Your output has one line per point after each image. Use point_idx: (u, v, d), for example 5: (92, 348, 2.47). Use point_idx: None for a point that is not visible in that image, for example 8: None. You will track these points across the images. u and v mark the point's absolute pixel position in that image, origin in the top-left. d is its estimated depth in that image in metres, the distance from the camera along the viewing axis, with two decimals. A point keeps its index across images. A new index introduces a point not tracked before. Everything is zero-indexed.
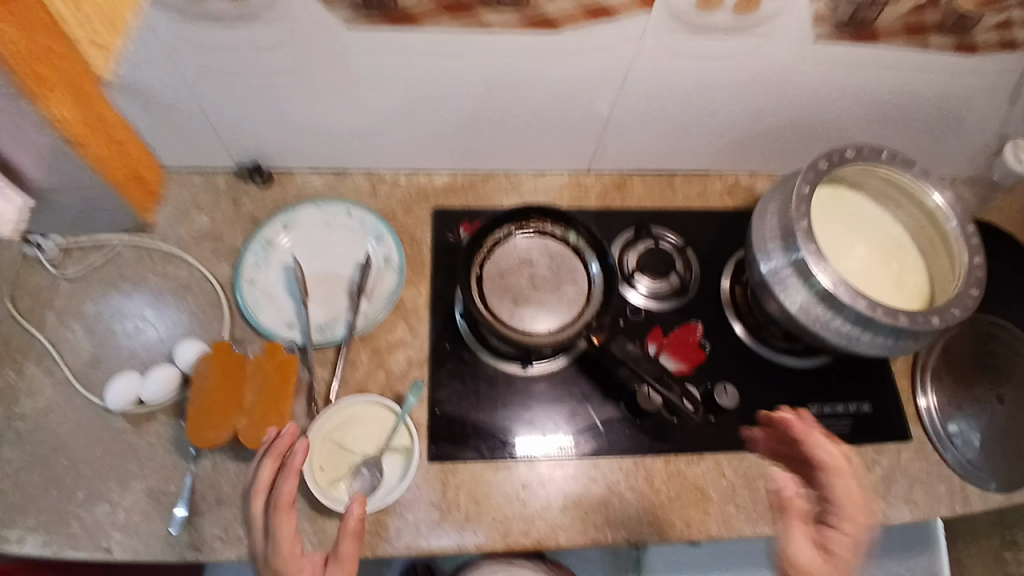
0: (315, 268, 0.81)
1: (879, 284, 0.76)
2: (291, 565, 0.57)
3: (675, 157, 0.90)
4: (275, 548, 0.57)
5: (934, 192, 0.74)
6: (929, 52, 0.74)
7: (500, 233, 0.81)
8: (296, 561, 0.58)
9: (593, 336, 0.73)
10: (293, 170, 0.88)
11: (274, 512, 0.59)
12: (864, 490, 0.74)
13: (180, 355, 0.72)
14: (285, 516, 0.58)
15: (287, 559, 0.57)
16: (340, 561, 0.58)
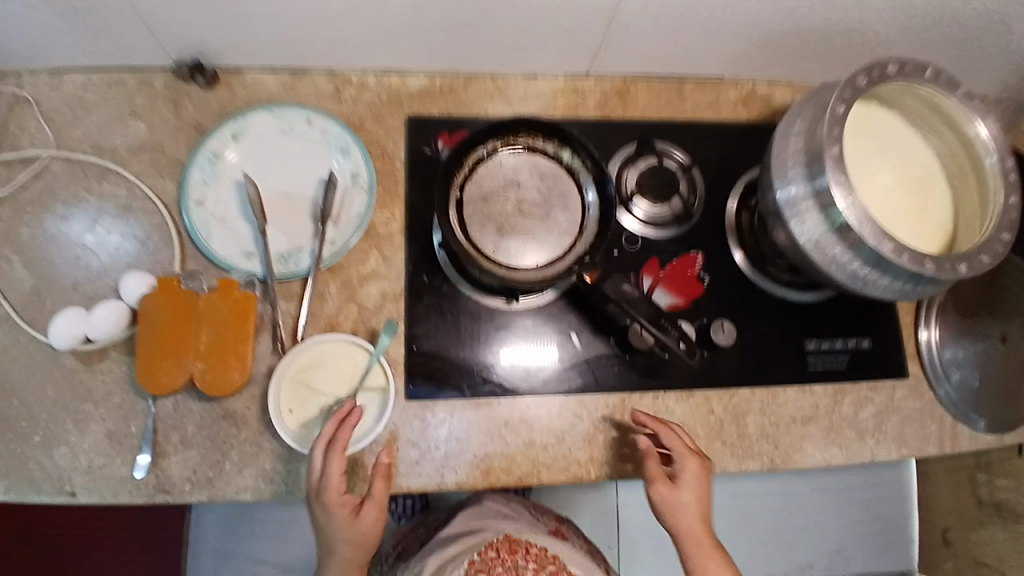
0: (274, 188, 0.71)
1: (903, 216, 0.69)
2: (337, 502, 0.60)
3: (687, 60, 0.78)
4: (326, 485, 0.59)
5: (979, 122, 0.66)
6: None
7: (483, 149, 0.71)
8: (342, 498, 0.60)
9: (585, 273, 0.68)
10: (242, 68, 0.75)
11: (331, 450, 0.60)
12: (851, 428, 0.73)
13: (126, 288, 0.65)
14: (340, 456, 0.60)
15: (335, 496, 0.59)
16: (376, 503, 0.62)
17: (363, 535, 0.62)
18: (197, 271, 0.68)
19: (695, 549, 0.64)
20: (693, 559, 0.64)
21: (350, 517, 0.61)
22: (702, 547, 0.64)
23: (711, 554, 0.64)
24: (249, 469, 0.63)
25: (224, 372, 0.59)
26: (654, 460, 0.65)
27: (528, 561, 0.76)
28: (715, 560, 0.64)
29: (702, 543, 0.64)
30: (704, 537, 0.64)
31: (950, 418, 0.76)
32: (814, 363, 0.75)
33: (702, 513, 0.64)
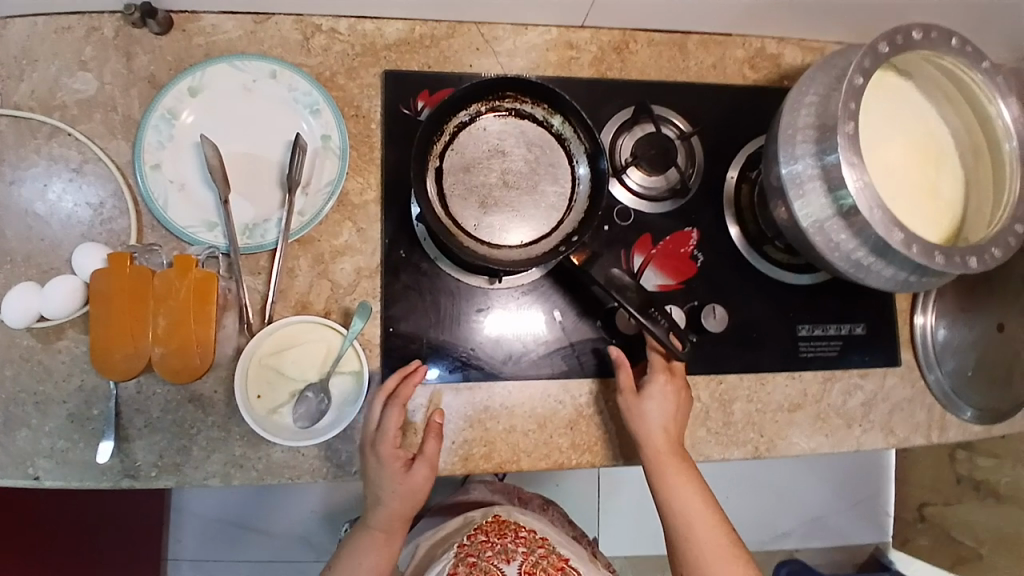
0: (236, 150, 0.65)
1: (911, 196, 0.63)
2: (390, 454, 0.60)
3: (694, 12, 0.71)
4: (381, 436, 0.60)
5: (1002, 101, 0.61)
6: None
7: (465, 115, 0.65)
8: (396, 451, 0.60)
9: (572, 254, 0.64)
10: (199, 10, 0.67)
11: (391, 403, 0.61)
12: (838, 415, 0.72)
13: (79, 263, 0.61)
14: (398, 410, 0.60)
15: (388, 448, 0.60)
16: (427, 460, 0.61)
17: (412, 490, 0.61)
18: (156, 243, 0.64)
19: (660, 461, 0.63)
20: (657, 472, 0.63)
21: (401, 471, 0.60)
22: (665, 458, 0.63)
23: (676, 467, 0.63)
24: (218, 453, 0.61)
25: (185, 357, 0.55)
26: (624, 376, 0.65)
27: (518, 544, 0.77)
28: (678, 471, 0.63)
29: (665, 455, 0.63)
30: (667, 449, 0.63)
31: (939, 407, 0.75)
32: (805, 349, 0.73)
33: (664, 425, 0.63)
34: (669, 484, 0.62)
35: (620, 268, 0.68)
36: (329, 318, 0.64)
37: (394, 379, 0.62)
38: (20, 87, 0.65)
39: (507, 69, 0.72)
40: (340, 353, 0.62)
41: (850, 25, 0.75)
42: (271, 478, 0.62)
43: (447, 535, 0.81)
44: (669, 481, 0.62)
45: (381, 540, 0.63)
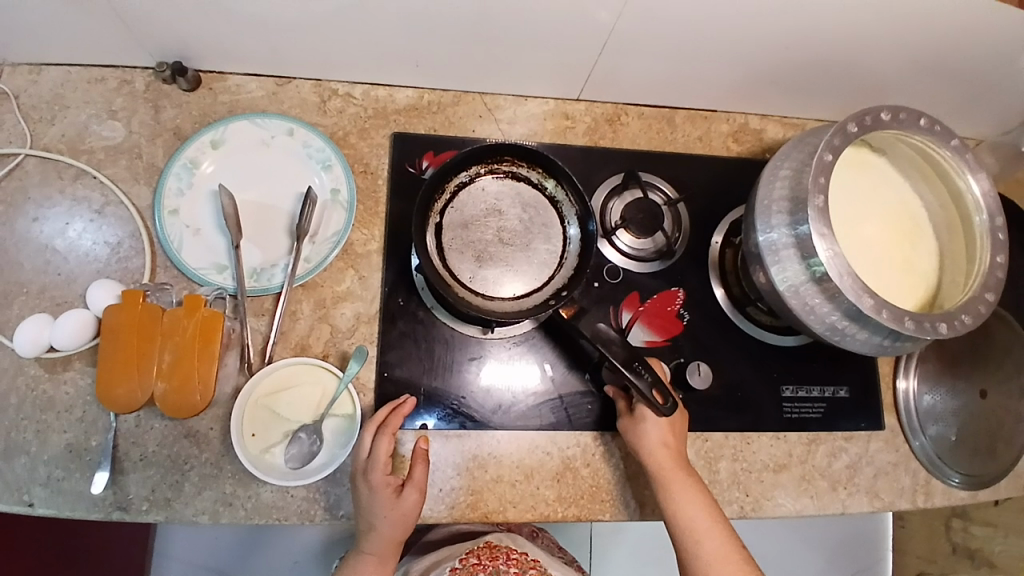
0: (250, 199, 0.70)
1: (886, 266, 0.67)
2: (382, 482, 0.60)
3: (682, 88, 0.77)
4: (372, 465, 0.60)
5: (972, 177, 0.65)
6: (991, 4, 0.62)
7: (465, 175, 0.70)
8: (387, 479, 0.60)
9: (561, 308, 0.67)
10: (226, 71, 0.74)
11: (381, 432, 0.61)
12: (822, 477, 0.73)
13: (92, 298, 0.64)
14: (388, 439, 0.61)
15: (380, 476, 0.60)
16: (416, 486, 0.61)
17: (403, 516, 0.61)
18: (167, 282, 0.67)
19: (667, 474, 0.64)
20: (665, 485, 0.64)
21: (392, 497, 0.60)
22: (670, 472, 0.64)
23: (682, 481, 0.64)
24: (208, 491, 0.63)
25: (185, 393, 0.57)
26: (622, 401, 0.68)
27: (509, 566, 0.80)
28: (682, 484, 0.64)
29: (673, 469, 0.64)
30: (672, 462, 0.64)
31: (924, 472, 0.75)
32: (788, 410, 0.74)
33: (664, 440, 0.65)
34: (676, 496, 0.63)
35: (608, 323, 0.71)
36: (326, 361, 0.66)
37: (384, 409, 0.63)
38: (55, 133, 0.71)
39: (507, 135, 0.78)
40: (334, 395, 0.64)
41: (825, 104, 0.82)
42: (259, 519, 0.63)
43: (437, 560, 0.81)
44: (677, 494, 0.63)
45: (374, 563, 0.63)
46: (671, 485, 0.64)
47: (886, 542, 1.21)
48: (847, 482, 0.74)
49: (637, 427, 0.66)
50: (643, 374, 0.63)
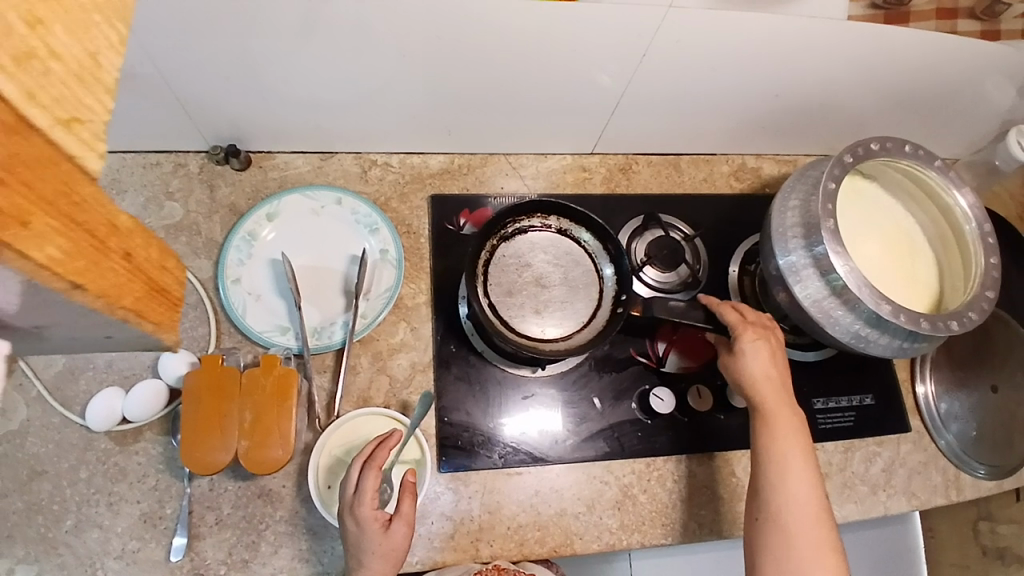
0: (306, 263, 0.75)
1: (894, 278, 0.74)
2: (369, 516, 0.58)
3: (685, 136, 0.86)
4: (358, 500, 0.58)
5: (958, 193, 0.73)
6: (956, 37, 0.73)
7: (510, 228, 0.74)
8: (374, 513, 0.58)
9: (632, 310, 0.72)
10: (273, 151, 0.80)
11: (368, 466, 0.59)
12: (860, 482, 0.78)
13: (164, 366, 0.67)
14: (376, 472, 0.59)
15: (367, 510, 0.58)
16: (405, 519, 0.60)
17: (394, 550, 0.59)
18: (233, 346, 0.71)
19: (772, 398, 0.66)
20: (763, 409, 0.65)
21: (381, 532, 0.58)
22: (774, 396, 0.65)
23: (784, 409, 0.65)
24: (284, 548, 0.65)
25: (266, 448, 0.60)
26: (722, 342, 0.71)
27: None
28: (785, 417, 0.65)
29: (775, 401, 0.65)
30: (775, 392, 0.66)
31: (953, 468, 0.81)
32: (821, 421, 0.79)
33: (775, 369, 0.67)
34: (775, 429, 0.64)
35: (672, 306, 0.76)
36: (391, 409, 0.70)
37: (372, 442, 0.62)
38: None
39: (532, 188, 0.85)
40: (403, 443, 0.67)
41: (811, 141, 0.92)
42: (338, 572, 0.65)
43: None
44: (778, 427, 0.64)
45: None
46: (772, 413, 0.65)
47: (918, 542, 1.15)
48: (884, 485, 0.78)
49: (748, 356, 0.67)
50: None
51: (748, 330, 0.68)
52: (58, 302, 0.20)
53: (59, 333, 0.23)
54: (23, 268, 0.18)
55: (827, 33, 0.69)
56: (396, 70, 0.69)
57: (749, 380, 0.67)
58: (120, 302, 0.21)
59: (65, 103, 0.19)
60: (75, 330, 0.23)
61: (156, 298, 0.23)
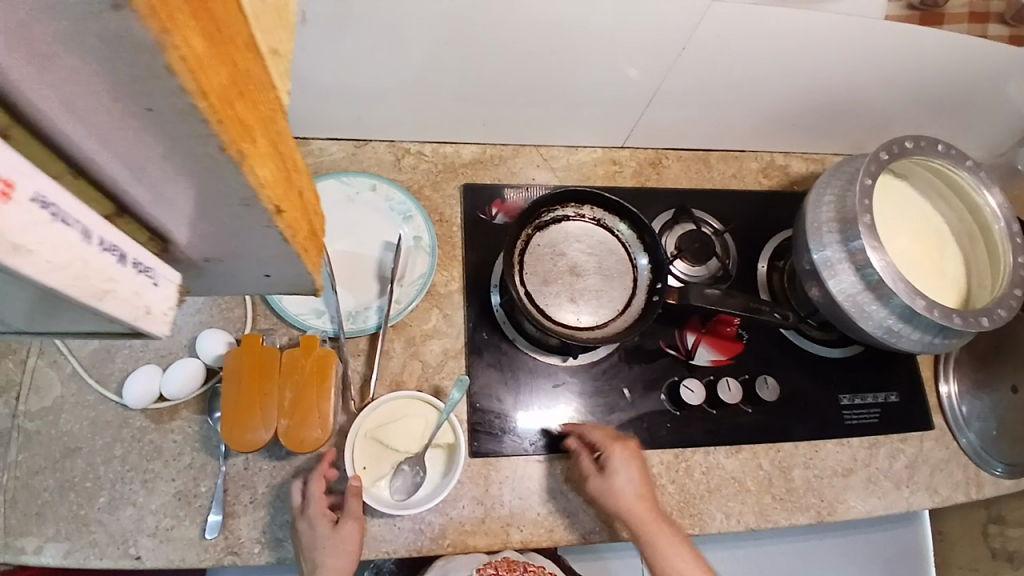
0: (341, 248, 0.76)
1: (922, 275, 0.75)
2: (317, 513, 0.61)
3: (715, 133, 0.87)
4: (306, 503, 0.62)
5: (988, 192, 0.74)
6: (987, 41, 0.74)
7: (546, 216, 0.75)
8: (323, 511, 0.61)
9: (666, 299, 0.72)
10: (308, 137, 0.81)
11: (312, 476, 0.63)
12: (885, 478, 0.78)
13: (202, 346, 0.68)
14: (320, 479, 0.63)
15: (315, 509, 0.61)
16: (352, 515, 0.62)
17: (345, 545, 0.61)
18: (269, 329, 0.71)
19: (646, 522, 0.64)
20: (645, 535, 0.64)
21: (330, 528, 0.61)
22: (651, 517, 0.64)
23: (662, 523, 0.64)
24: None
25: (306, 428, 0.60)
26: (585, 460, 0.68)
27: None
28: (666, 532, 0.64)
29: (652, 520, 0.64)
30: (649, 510, 0.65)
31: (974, 466, 0.82)
32: (846, 416, 0.80)
33: (643, 488, 0.65)
34: (664, 551, 0.63)
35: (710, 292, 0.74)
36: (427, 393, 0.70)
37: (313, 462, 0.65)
38: None
39: (562, 180, 0.85)
40: (438, 427, 0.67)
41: (838, 139, 0.93)
42: (369, 554, 0.65)
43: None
44: (666, 549, 0.63)
45: None
46: (655, 535, 0.63)
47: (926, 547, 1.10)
48: (908, 481, 0.79)
49: (612, 487, 0.65)
50: (773, 315, 0.72)
51: (613, 455, 0.67)
52: (252, 223, 0.26)
53: (229, 264, 0.30)
54: (253, 183, 0.24)
55: (864, 33, 0.70)
56: (434, 62, 0.69)
57: (622, 509, 0.64)
58: (301, 239, 0.29)
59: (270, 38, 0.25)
60: (240, 263, 0.30)
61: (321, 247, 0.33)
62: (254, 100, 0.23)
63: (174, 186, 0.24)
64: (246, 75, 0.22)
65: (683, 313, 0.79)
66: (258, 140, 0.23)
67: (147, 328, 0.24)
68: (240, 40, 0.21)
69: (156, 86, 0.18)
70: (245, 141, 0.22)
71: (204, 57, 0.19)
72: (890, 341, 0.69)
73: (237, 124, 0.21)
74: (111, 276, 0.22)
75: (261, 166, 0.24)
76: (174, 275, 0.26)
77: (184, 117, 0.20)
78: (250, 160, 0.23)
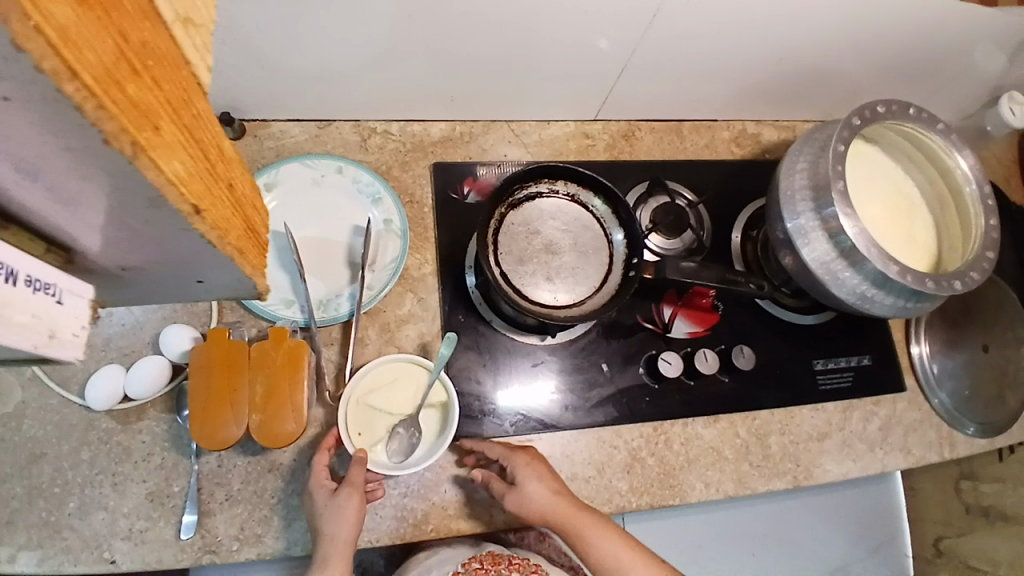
0: (309, 235, 0.73)
1: (895, 240, 0.75)
2: (316, 483, 0.61)
3: (688, 103, 0.86)
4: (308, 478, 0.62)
5: (959, 155, 0.74)
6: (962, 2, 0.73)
7: (519, 194, 0.74)
8: (322, 480, 0.61)
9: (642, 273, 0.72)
10: (268, 119, 0.77)
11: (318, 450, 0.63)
12: (859, 440, 0.80)
13: (167, 342, 0.65)
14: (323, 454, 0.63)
15: (316, 479, 0.61)
16: (351, 482, 0.60)
17: (342, 514, 0.58)
18: (237, 321, 0.69)
19: (566, 523, 0.63)
20: (572, 532, 0.63)
21: (327, 495, 0.60)
22: (573, 514, 0.64)
23: (585, 514, 0.64)
24: (298, 522, 0.65)
25: (280, 422, 0.59)
26: (492, 478, 0.66)
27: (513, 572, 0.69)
28: (592, 522, 0.64)
29: (575, 515, 0.64)
30: (569, 505, 0.64)
31: (946, 426, 0.84)
32: (821, 382, 0.81)
33: (555, 487, 0.64)
34: (595, 542, 0.63)
35: (688, 264, 0.74)
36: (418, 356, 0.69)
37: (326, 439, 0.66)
38: None
39: (534, 156, 0.84)
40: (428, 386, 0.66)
41: (808, 106, 0.92)
42: None
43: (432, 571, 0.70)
44: (597, 540, 0.63)
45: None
46: (583, 529, 0.63)
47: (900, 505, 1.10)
48: (881, 441, 0.81)
49: (526, 499, 0.63)
50: (749, 285, 0.72)
51: (517, 465, 0.64)
52: (173, 224, 0.26)
53: (147, 271, 0.30)
54: (161, 180, 0.23)
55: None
56: (400, 38, 0.66)
57: (543, 514, 0.63)
58: (227, 237, 0.29)
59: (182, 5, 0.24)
60: (161, 262, 0.29)
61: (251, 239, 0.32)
62: (150, 87, 0.22)
63: (65, 187, 0.22)
64: (139, 49, 0.21)
65: (658, 287, 0.79)
66: (159, 128, 0.22)
67: (55, 353, 0.24)
68: (129, 8, 0.21)
69: (9, 68, 0.17)
70: (142, 131, 0.21)
71: (72, 28, 0.18)
72: (863, 307, 0.70)
73: (131, 108, 0.20)
74: (5, 301, 0.21)
75: (166, 160, 0.23)
76: (85, 290, 0.26)
77: (57, 105, 0.18)
78: (152, 150, 0.22)
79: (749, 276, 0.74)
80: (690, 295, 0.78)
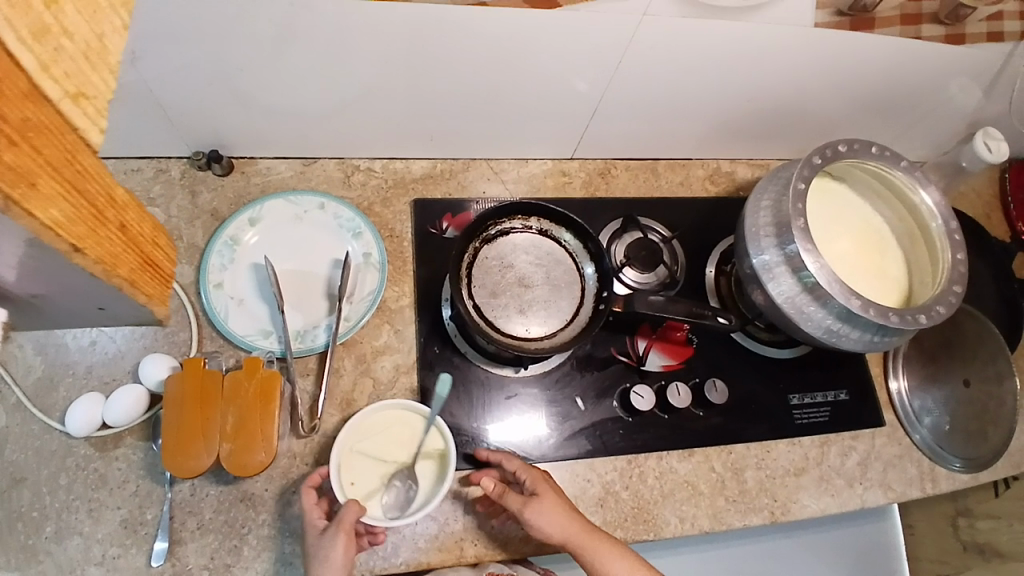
0: (289, 268, 0.75)
1: (864, 275, 0.76)
2: (309, 524, 0.61)
3: (660, 142, 0.89)
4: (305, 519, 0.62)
5: (923, 191, 0.76)
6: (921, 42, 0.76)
7: (493, 229, 0.76)
8: (315, 521, 0.61)
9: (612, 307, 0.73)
10: (255, 157, 0.80)
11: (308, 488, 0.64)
12: (838, 476, 0.80)
13: (145, 372, 0.66)
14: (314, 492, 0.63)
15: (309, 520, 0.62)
16: (338, 523, 0.59)
17: (328, 557, 0.58)
18: (215, 351, 0.71)
19: (588, 544, 0.63)
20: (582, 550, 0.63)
21: (318, 536, 0.60)
22: (585, 529, 0.64)
23: (597, 532, 0.64)
24: (268, 553, 0.65)
25: (250, 452, 0.60)
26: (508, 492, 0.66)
27: None
28: (603, 541, 0.64)
29: (588, 533, 0.63)
30: (581, 522, 0.64)
31: (928, 462, 0.83)
32: (797, 416, 0.81)
33: (569, 504, 0.65)
34: (603, 561, 0.63)
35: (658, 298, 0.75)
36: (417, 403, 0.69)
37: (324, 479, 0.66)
38: None
39: (512, 193, 0.86)
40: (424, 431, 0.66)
41: (781, 145, 0.95)
42: None
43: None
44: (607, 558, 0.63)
45: None
46: (594, 546, 0.63)
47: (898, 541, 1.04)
48: (860, 477, 0.80)
49: (544, 510, 0.63)
50: (718, 318, 0.73)
51: (532, 477, 0.65)
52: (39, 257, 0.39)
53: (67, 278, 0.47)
54: (36, 226, 0.34)
55: (796, 40, 0.72)
56: (376, 82, 0.70)
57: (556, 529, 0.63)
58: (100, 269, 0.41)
59: (75, 82, 0.32)
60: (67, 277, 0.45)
61: (157, 282, 0.51)
62: (72, 173, 0.36)
63: None
64: (14, 122, 0.30)
65: (631, 321, 0.80)
66: (31, 185, 0.33)
67: None
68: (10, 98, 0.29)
69: None
70: (14, 187, 0.32)
71: None
72: (832, 341, 0.71)
73: (7, 171, 0.31)
74: None
75: (46, 209, 0.35)
76: None
77: None
78: (27, 201, 0.33)
79: (718, 310, 0.75)
80: (663, 329, 0.79)
